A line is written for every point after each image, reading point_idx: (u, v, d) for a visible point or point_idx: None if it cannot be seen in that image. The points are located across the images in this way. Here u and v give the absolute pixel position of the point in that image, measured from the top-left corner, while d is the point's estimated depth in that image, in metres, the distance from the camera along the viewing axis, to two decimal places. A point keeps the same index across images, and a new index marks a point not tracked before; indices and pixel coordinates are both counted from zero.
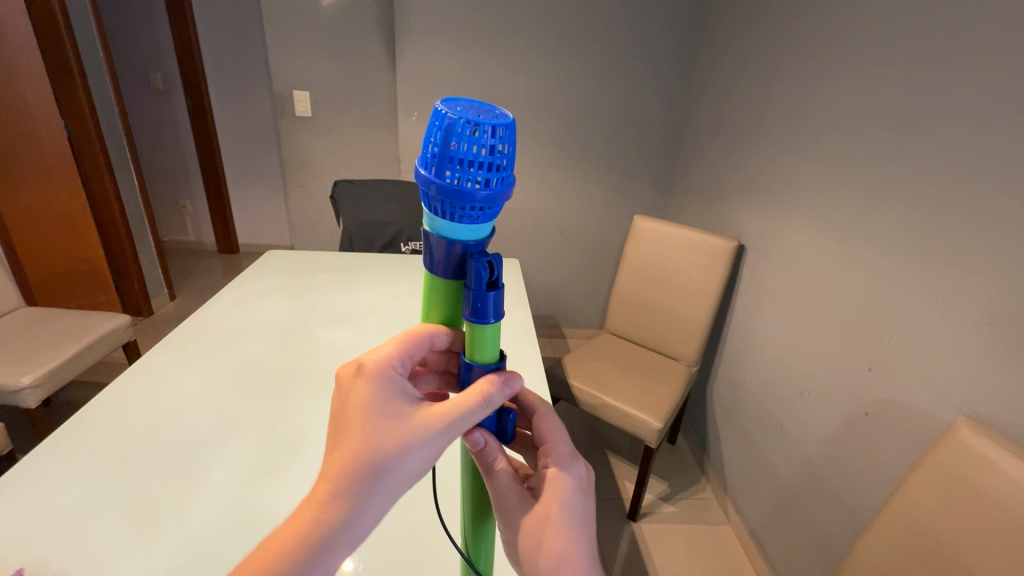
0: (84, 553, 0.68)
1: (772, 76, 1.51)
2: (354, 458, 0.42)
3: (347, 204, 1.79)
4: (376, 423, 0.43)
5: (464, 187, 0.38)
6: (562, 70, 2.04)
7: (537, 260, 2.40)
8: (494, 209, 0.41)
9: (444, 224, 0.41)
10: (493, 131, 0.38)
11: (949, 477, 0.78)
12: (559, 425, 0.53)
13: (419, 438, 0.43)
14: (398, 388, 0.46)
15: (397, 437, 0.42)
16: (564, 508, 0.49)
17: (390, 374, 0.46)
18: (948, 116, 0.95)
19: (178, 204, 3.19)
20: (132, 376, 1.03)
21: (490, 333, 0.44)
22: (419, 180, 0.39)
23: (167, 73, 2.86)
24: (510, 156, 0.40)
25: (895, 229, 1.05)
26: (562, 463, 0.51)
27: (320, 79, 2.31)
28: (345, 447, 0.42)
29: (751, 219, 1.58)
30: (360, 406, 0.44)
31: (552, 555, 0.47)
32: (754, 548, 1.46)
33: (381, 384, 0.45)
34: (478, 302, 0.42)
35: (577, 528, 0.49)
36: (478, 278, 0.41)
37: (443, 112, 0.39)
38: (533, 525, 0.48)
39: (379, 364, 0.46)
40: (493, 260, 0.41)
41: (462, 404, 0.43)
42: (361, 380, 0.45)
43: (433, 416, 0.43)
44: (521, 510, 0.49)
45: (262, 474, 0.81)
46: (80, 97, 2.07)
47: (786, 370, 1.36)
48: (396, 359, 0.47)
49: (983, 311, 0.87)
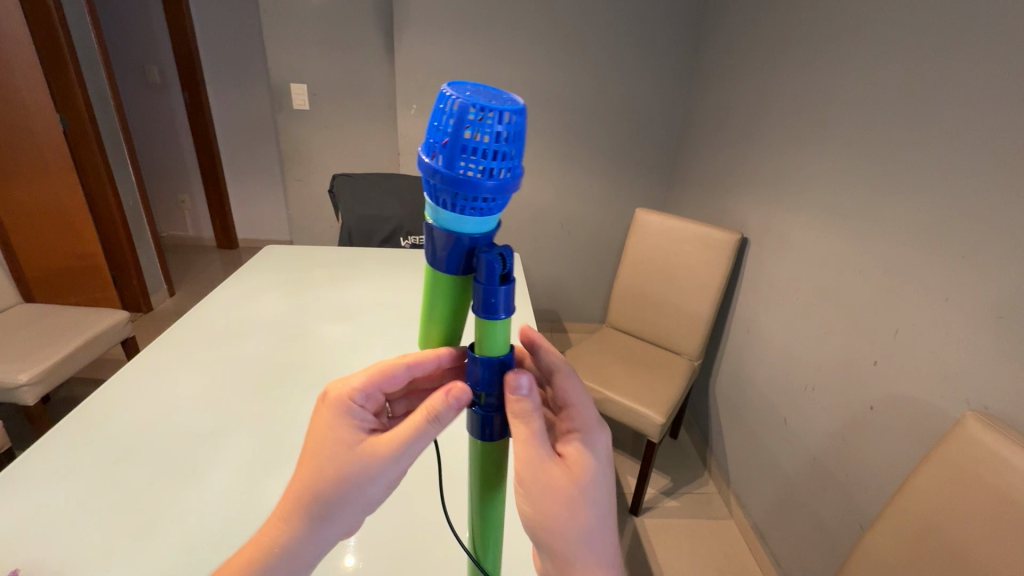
0: (82, 553, 0.67)
1: (777, 66, 1.49)
2: (310, 481, 0.46)
3: (346, 198, 1.77)
4: (332, 450, 0.46)
5: (470, 178, 0.37)
6: (562, 61, 2.01)
7: (538, 254, 2.39)
8: (502, 199, 0.39)
9: (449, 216, 0.39)
10: (503, 116, 0.36)
11: (959, 473, 0.77)
12: (583, 390, 0.52)
13: (368, 468, 0.46)
14: (355, 415, 0.48)
15: (348, 464, 0.46)
16: (596, 474, 0.47)
17: (350, 403, 0.48)
18: (958, 104, 0.93)
19: (176, 199, 3.17)
20: (132, 373, 1.02)
21: (501, 330, 0.42)
22: (424, 168, 0.38)
23: (163, 67, 2.83)
24: (519, 145, 0.38)
25: (902, 221, 1.03)
26: (591, 429, 0.50)
27: (318, 72, 2.28)
28: (303, 470, 0.47)
29: (754, 211, 1.57)
30: (319, 433, 0.47)
31: (577, 523, 0.46)
32: (757, 542, 1.46)
33: (340, 414, 0.48)
34: (489, 297, 0.40)
35: (602, 494, 0.48)
36: (489, 272, 0.40)
37: (451, 96, 0.37)
38: (560, 491, 0.45)
39: (343, 394, 0.48)
40: (505, 253, 0.40)
41: (411, 429, 0.45)
42: (325, 409, 0.48)
43: (382, 445, 0.45)
44: (551, 472, 0.45)
45: (263, 473, 0.80)
46: (75, 91, 2.04)
47: (790, 364, 1.35)
48: (358, 388, 0.49)
49: (993, 304, 0.85)
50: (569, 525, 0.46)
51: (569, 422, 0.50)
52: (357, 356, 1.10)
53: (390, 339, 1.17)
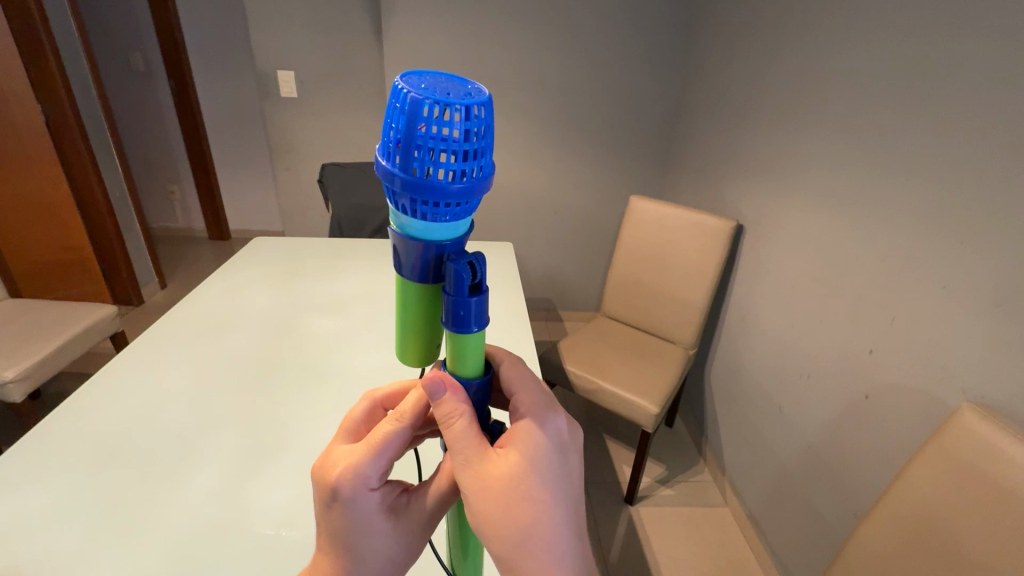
0: (59, 557, 0.65)
1: (772, 50, 1.45)
2: (347, 566, 0.46)
3: (336, 188, 1.74)
4: (361, 538, 0.45)
5: (433, 180, 0.35)
6: (554, 46, 1.97)
7: (533, 243, 2.36)
8: (471, 203, 0.38)
9: (416, 224, 0.38)
10: (464, 111, 0.34)
11: (953, 463, 0.76)
12: (530, 377, 0.48)
13: (401, 544, 0.47)
14: (374, 501, 0.45)
15: (383, 548, 0.46)
16: (539, 464, 0.43)
17: (368, 491, 0.44)
18: (957, 86, 0.90)
19: (165, 189, 3.13)
20: (114, 370, 0.99)
21: (473, 342, 0.41)
22: (382, 173, 0.36)
23: (148, 54, 2.76)
24: (487, 142, 0.36)
25: (898, 206, 1.01)
26: (537, 415, 0.45)
27: (306, 58, 2.23)
28: (348, 557, 0.46)
29: (749, 198, 1.55)
30: (354, 528, 0.45)
31: (523, 520, 0.41)
32: (752, 529, 1.47)
33: (365, 505, 0.44)
34: (459, 309, 0.39)
35: (546, 487, 0.43)
36: (459, 283, 0.38)
37: (403, 91, 0.34)
38: (493, 486, 0.41)
39: (356, 485, 0.44)
40: (475, 261, 0.38)
41: (439, 498, 0.46)
42: (337, 501, 0.44)
43: (416, 523, 0.46)
44: (481, 466, 0.42)
45: (248, 471, 0.78)
46: (55, 80, 1.99)
47: (785, 352, 1.35)
48: (371, 473, 0.44)
49: (992, 293, 0.83)
50: (506, 521, 0.41)
51: (514, 409, 0.46)
52: (345, 350, 1.08)
53: (380, 332, 1.15)
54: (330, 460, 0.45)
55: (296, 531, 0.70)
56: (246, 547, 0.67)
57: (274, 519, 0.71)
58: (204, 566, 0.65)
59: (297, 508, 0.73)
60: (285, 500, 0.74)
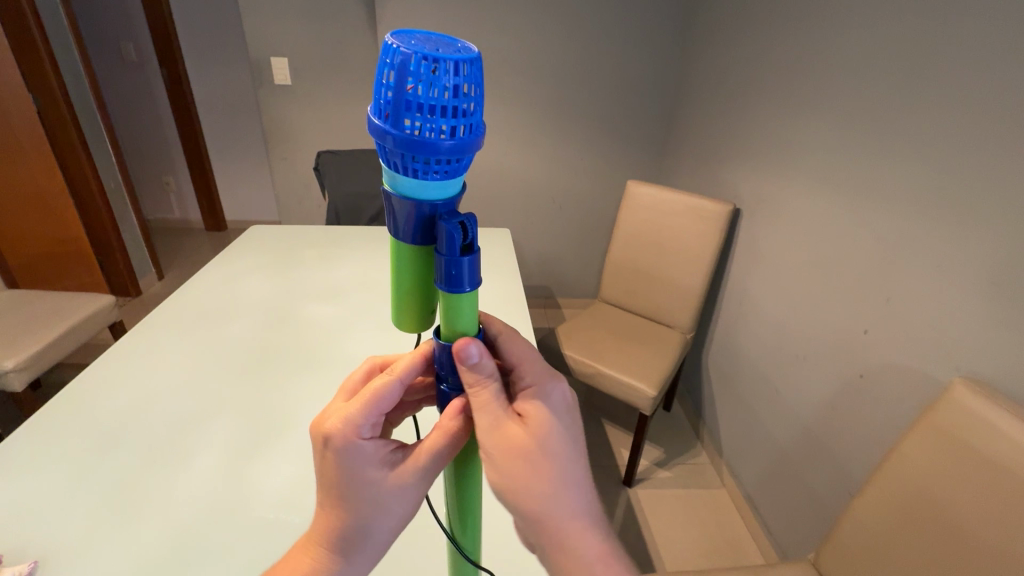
0: (61, 541, 0.66)
1: (769, 32, 1.44)
2: (342, 521, 0.46)
3: (331, 176, 1.73)
4: (354, 490, 0.45)
5: (425, 138, 0.35)
6: (549, 31, 1.95)
7: (530, 230, 2.36)
8: (462, 161, 0.38)
9: (409, 183, 0.38)
10: (454, 68, 0.34)
11: (947, 439, 0.77)
12: (530, 345, 0.49)
13: (394, 499, 0.46)
14: (367, 452, 0.45)
15: (377, 501, 0.45)
16: (557, 424, 0.45)
17: (360, 440, 0.45)
18: (954, 64, 0.89)
19: (160, 180, 3.11)
20: (112, 357, 0.99)
21: (467, 302, 0.41)
22: (374, 131, 0.36)
23: (139, 42, 2.73)
24: (477, 99, 0.36)
25: (894, 187, 1.01)
26: (547, 379, 0.47)
27: (299, 45, 2.21)
28: (341, 510, 0.46)
29: (746, 181, 1.54)
30: (346, 478, 0.45)
31: (546, 476, 0.43)
32: (748, 510, 1.49)
33: (357, 454, 0.45)
34: (451, 268, 0.39)
35: (565, 447, 0.45)
36: (450, 243, 0.38)
37: (393, 47, 0.34)
38: (519, 449, 0.43)
39: (347, 433, 0.44)
40: (466, 221, 0.38)
41: (432, 453, 0.45)
42: (330, 451, 0.45)
43: (408, 477, 0.45)
44: (506, 430, 0.43)
45: (248, 455, 0.79)
46: (46, 68, 1.96)
47: (781, 334, 1.35)
48: (361, 421, 0.44)
49: (986, 271, 0.84)
50: (532, 484, 0.43)
51: (518, 377, 0.48)
52: (342, 337, 1.08)
53: (377, 318, 1.15)
54: (326, 413, 0.46)
55: (296, 514, 0.70)
56: (246, 530, 0.68)
57: (274, 501, 0.72)
58: (206, 548, 0.66)
59: (297, 491, 0.74)
60: (284, 483, 0.75)
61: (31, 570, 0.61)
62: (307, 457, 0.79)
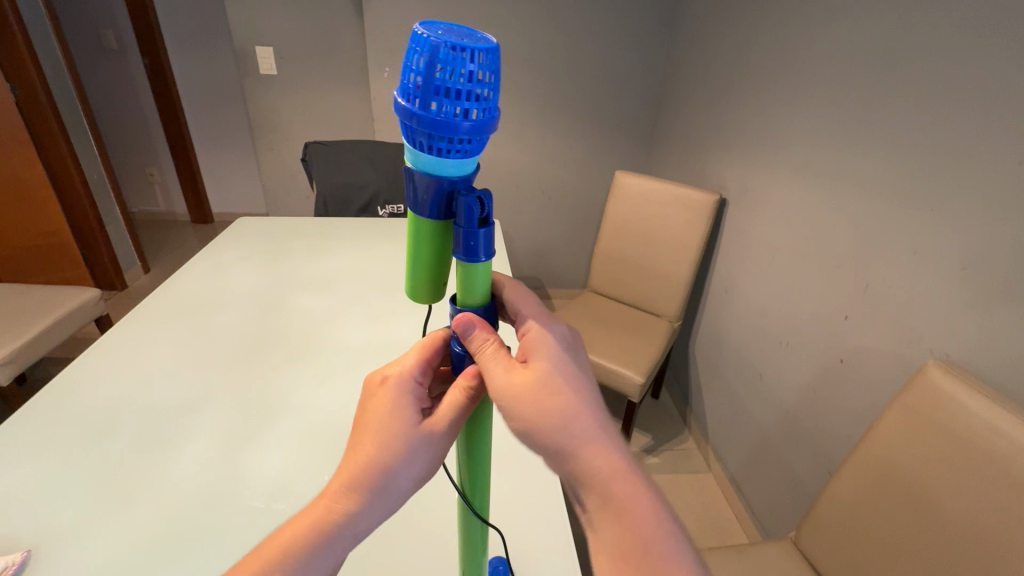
0: (53, 528, 0.66)
1: (753, 24, 1.45)
2: (369, 463, 0.42)
3: (319, 167, 1.72)
4: (390, 430, 0.43)
5: (449, 119, 0.36)
6: (537, 21, 1.94)
7: (519, 221, 2.36)
8: (483, 140, 0.39)
9: (429, 160, 0.38)
10: (476, 56, 0.35)
11: (922, 417, 0.79)
12: (524, 291, 0.50)
13: (424, 445, 0.43)
14: (416, 392, 0.45)
15: (407, 444, 0.43)
16: (556, 360, 0.44)
17: (413, 380, 0.46)
18: (930, 54, 0.91)
19: (144, 172, 3.06)
20: (103, 347, 0.99)
21: (482, 270, 0.43)
22: (400, 111, 0.37)
23: (119, 31, 2.67)
24: (495, 85, 0.37)
25: (872, 175, 1.03)
26: (539, 320, 0.47)
27: (285, 35, 2.18)
28: (384, 439, 0.43)
29: (731, 171, 1.56)
30: (391, 406, 0.44)
31: (554, 412, 0.41)
32: (733, 493, 1.52)
33: (409, 392, 0.45)
34: (469, 240, 0.40)
35: (571, 374, 0.44)
36: (468, 217, 0.39)
37: (422, 35, 0.35)
38: (525, 392, 0.42)
39: (402, 371, 0.46)
40: (483, 196, 0.40)
41: (453, 406, 0.44)
42: (386, 387, 0.45)
43: (439, 423, 0.44)
44: (509, 378, 0.42)
45: (239, 443, 0.80)
46: (24, 58, 1.92)
47: (765, 321, 1.38)
48: (415, 362, 0.47)
49: (960, 255, 0.86)
50: (546, 422, 0.41)
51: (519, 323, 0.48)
52: (332, 326, 1.09)
53: (367, 308, 1.16)
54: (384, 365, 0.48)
55: (286, 503, 0.71)
56: (238, 516, 0.69)
57: (267, 487, 0.73)
58: (196, 534, 0.67)
59: (287, 479, 0.74)
60: (277, 470, 0.76)
61: (25, 559, 0.62)
62: (299, 444, 0.80)
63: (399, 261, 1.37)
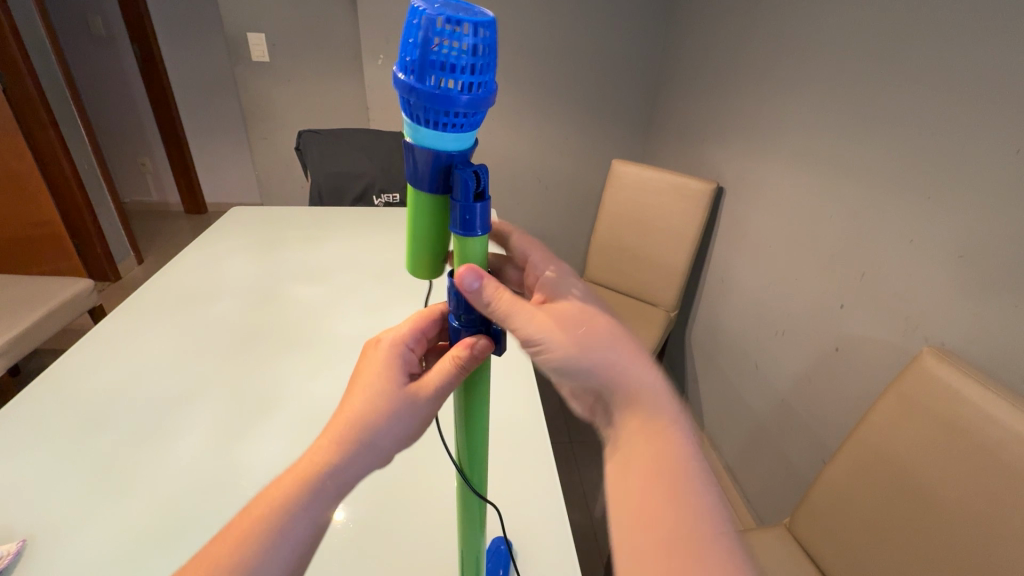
0: (47, 517, 0.66)
1: (751, 10, 1.43)
2: (353, 417, 0.43)
3: (314, 155, 1.70)
4: (376, 390, 0.45)
5: (446, 91, 0.35)
6: (532, 6, 1.92)
7: (515, 210, 2.35)
8: (480, 115, 0.38)
9: (427, 133, 0.38)
10: (474, 28, 0.34)
11: (916, 403, 0.80)
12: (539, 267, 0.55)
13: (408, 405, 0.44)
14: (405, 358, 0.47)
15: (392, 402, 0.44)
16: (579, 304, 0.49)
17: (405, 347, 0.48)
18: (928, 40, 0.90)
19: (136, 161, 3.02)
20: (97, 337, 0.99)
21: (479, 246, 0.42)
22: (399, 85, 0.36)
23: (107, 17, 2.61)
24: (493, 59, 0.37)
25: (870, 163, 1.02)
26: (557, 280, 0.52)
27: (277, 20, 2.15)
28: (371, 394, 0.44)
29: (728, 159, 1.55)
30: (382, 365, 0.46)
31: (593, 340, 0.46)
32: (729, 480, 1.53)
33: (400, 356, 0.47)
34: (466, 214, 0.40)
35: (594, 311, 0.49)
36: (465, 191, 0.39)
37: (420, 8, 0.35)
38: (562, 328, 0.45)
39: (394, 338, 0.48)
40: (479, 170, 0.39)
41: (441, 374, 0.44)
42: (378, 351, 0.48)
43: (424, 384, 0.45)
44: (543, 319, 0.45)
45: (236, 432, 0.80)
46: (9, 44, 1.88)
47: (761, 309, 1.38)
48: (408, 331, 0.49)
49: (955, 243, 0.86)
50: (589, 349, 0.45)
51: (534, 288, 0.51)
52: (328, 316, 1.08)
53: (362, 297, 1.15)
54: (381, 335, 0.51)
55: None
56: (235, 504, 0.69)
57: (264, 475, 0.73)
58: (193, 522, 0.67)
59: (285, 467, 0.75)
60: (274, 459, 0.76)
61: (19, 548, 0.62)
62: (296, 433, 0.80)
63: (395, 250, 1.36)
